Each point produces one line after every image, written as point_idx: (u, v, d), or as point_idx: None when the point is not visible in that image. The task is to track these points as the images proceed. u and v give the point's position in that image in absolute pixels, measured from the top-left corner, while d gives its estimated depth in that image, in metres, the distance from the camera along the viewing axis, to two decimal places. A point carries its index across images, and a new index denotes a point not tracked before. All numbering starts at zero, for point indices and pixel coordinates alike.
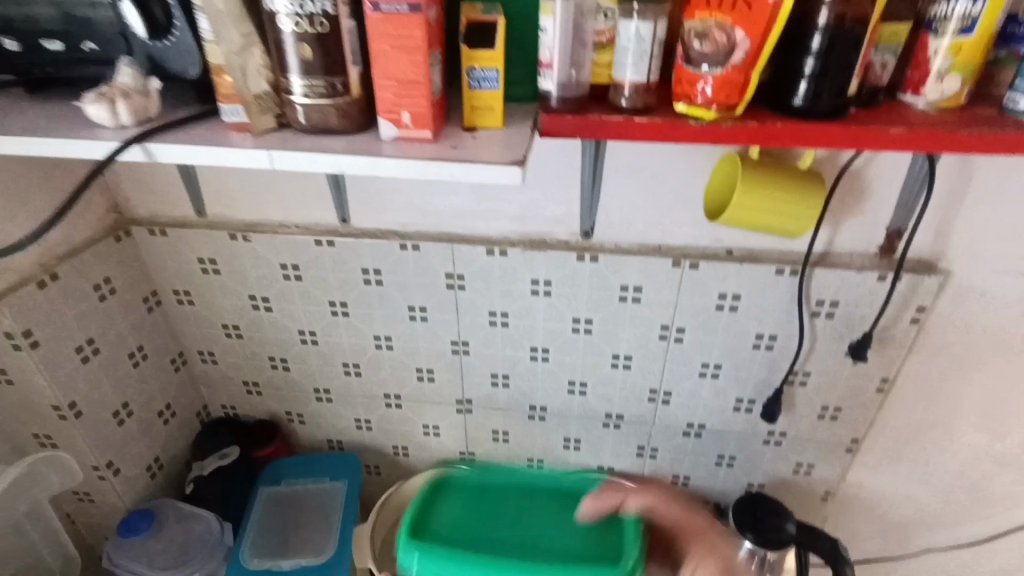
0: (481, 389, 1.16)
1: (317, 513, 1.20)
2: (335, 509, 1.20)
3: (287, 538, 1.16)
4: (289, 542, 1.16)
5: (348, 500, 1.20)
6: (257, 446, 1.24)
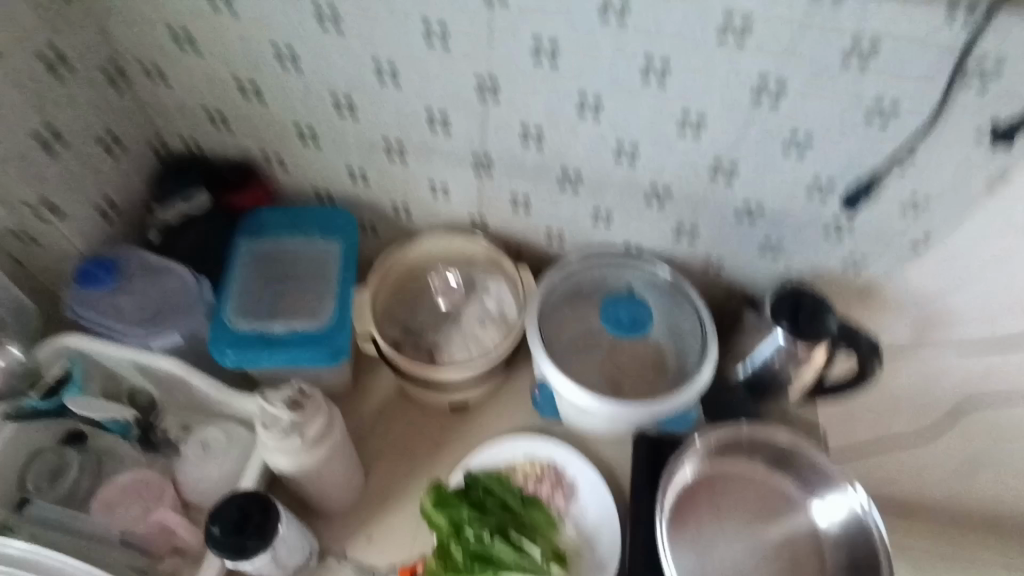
0: (506, 120, 0.71)
1: (305, 274, 0.78)
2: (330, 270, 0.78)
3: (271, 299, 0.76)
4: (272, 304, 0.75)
5: (345, 260, 0.79)
6: (234, 190, 0.80)
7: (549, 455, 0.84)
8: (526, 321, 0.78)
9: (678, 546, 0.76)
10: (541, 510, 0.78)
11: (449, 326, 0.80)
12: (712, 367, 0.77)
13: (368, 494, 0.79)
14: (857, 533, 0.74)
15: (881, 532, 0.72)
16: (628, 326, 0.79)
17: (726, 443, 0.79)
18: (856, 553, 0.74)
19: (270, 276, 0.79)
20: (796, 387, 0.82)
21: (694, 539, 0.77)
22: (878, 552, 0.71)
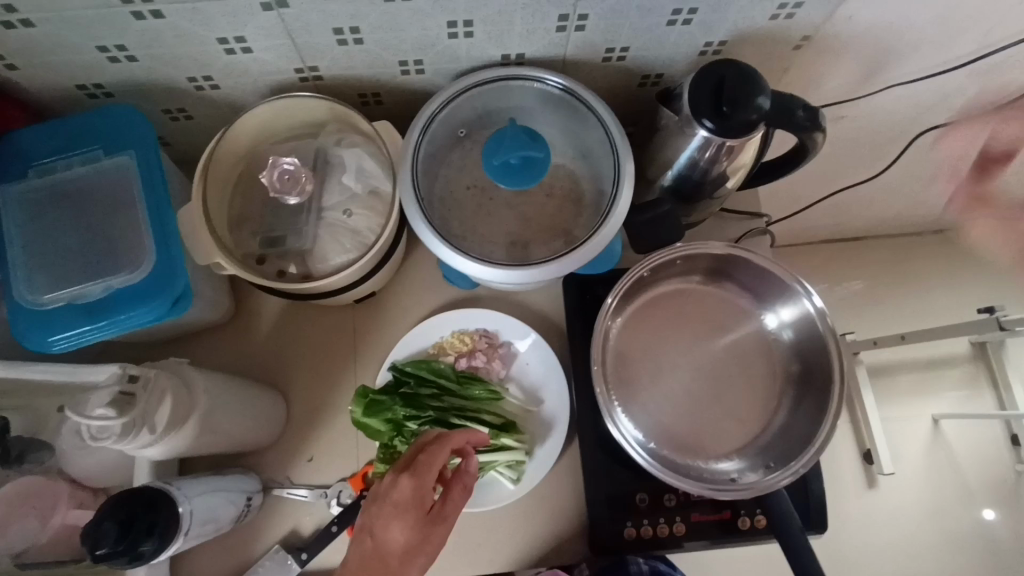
0: None
1: (103, 207, 0.58)
2: (132, 189, 0.59)
3: (67, 254, 0.57)
4: (76, 261, 0.57)
5: (149, 170, 0.59)
6: None
7: (479, 325, 0.77)
8: (402, 200, 0.63)
9: (626, 388, 0.72)
10: (479, 385, 0.74)
11: (314, 224, 0.65)
12: (631, 185, 0.64)
13: (298, 414, 0.75)
14: (808, 335, 0.69)
15: (832, 324, 0.66)
16: (521, 170, 0.60)
17: (662, 265, 0.72)
18: (805, 350, 0.70)
19: (57, 217, 0.58)
20: (734, 175, 0.71)
21: (640, 374, 0.72)
22: (828, 348, 0.66)
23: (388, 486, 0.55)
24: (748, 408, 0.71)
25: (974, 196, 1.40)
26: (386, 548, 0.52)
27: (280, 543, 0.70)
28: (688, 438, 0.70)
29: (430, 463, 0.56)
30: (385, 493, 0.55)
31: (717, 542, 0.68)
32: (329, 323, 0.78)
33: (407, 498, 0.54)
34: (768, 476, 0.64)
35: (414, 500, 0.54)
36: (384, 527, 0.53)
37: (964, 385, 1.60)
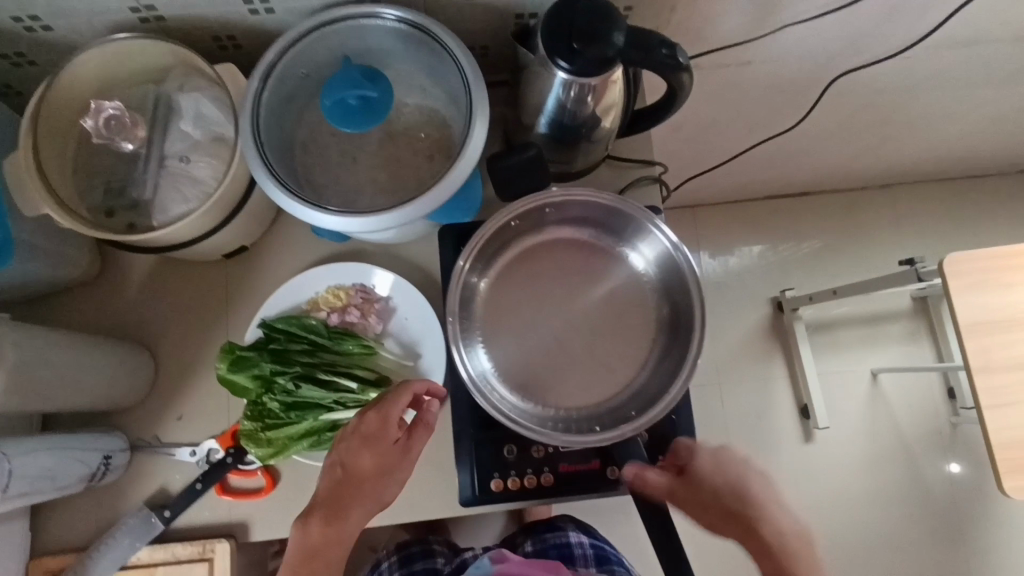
0: None
1: None
2: None
3: None
4: None
5: None
6: None
7: (355, 281, 0.74)
8: (243, 148, 0.60)
9: (497, 344, 0.70)
10: (352, 340, 0.72)
11: (154, 173, 0.62)
12: (484, 126, 0.60)
13: (168, 372, 0.73)
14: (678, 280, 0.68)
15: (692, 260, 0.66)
16: (360, 112, 0.56)
17: (531, 213, 0.69)
18: (674, 292, 0.69)
19: None
20: (608, 116, 0.67)
21: (512, 328, 0.71)
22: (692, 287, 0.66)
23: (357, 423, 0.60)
24: (620, 358, 0.70)
25: (914, 148, 1.36)
26: (358, 470, 0.60)
27: (147, 503, 0.70)
28: (560, 391, 0.69)
29: (395, 402, 0.61)
30: (354, 429, 0.60)
31: (581, 492, 0.68)
32: (200, 281, 0.75)
33: (375, 431, 0.60)
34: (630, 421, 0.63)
35: (381, 435, 0.60)
36: (355, 453, 0.59)
37: (906, 339, 1.59)
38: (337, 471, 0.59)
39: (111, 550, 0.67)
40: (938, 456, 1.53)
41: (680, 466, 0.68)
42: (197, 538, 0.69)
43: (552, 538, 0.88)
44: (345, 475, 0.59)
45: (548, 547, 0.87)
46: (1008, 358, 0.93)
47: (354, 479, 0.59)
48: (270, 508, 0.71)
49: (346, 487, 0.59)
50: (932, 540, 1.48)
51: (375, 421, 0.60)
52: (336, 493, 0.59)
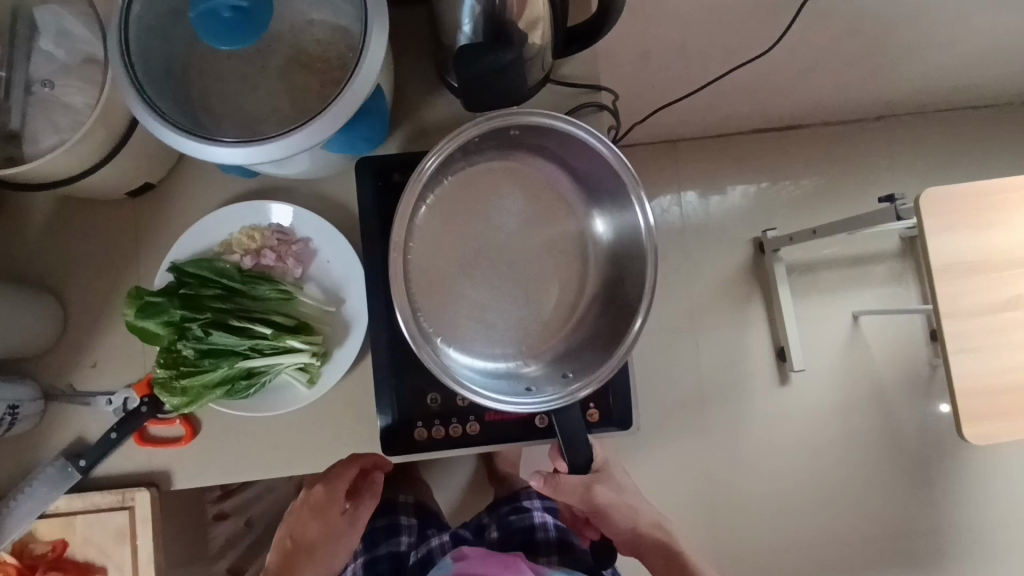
0: None
1: None
2: None
3: None
4: None
5: None
6: None
7: (272, 221, 0.69)
8: (114, 70, 0.54)
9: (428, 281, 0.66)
10: (267, 284, 0.67)
11: (19, 99, 0.55)
12: (382, 40, 0.54)
13: (79, 318, 0.70)
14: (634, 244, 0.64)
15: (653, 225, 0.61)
16: (234, 24, 0.49)
17: (494, 131, 0.63)
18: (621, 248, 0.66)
19: None
20: (536, 32, 0.60)
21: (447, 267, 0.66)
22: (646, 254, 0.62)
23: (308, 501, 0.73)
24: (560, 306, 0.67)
25: (910, 75, 1.26)
26: (307, 550, 0.74)
27: (63, 452, 0.67)
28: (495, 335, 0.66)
29: (338, 479, 0.71)
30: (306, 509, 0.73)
31: (511, 441, 0.65)
32: (108, 221, 0.70)
33: (327, 522, 0.73)
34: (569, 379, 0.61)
35: (330, 519, 0.73)
36: (304, 526, 0.74)
37: (892, 280, 1.54)
38: (286, 541, 0.74)
39: (26, 499, 0.65)
40: (917, 398, 1.50)
41: (614, 413, 0.65)
42: (116, 488, 0.67)
43: (516, 518, 0.87)
44: (290, 545, 0.73)
45: (513, 532, 0.85)
46: (980, 299, 0.89)
47: (304, 553, 0.73)
48: (191, 456, 0.68)
49: (296, 553, 0.73)
50: (904, 481, 1.48)
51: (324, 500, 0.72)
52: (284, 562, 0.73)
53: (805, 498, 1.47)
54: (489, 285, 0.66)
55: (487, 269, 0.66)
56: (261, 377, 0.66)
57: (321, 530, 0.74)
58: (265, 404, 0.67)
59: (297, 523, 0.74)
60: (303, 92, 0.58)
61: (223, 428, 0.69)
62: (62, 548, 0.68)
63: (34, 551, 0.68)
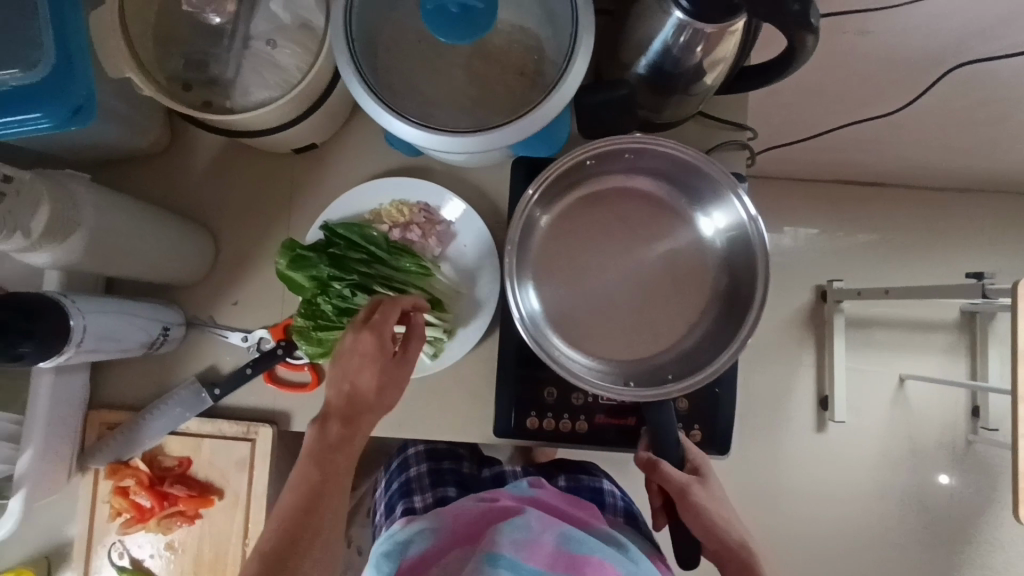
0: None
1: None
2: None
3: None
4: None
5: None
6: None
7: (421, 198, 0.73)
8: (333, 37, 0.57)
9: (546, 284, 0.69)
10: (411, 258, 0.72)
11: (238, 53, 0.59)
12: (587, 60, 0.57)
13: (225, 256, 0.73)
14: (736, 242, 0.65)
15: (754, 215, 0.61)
16: (460, 21, 0.51)
17: (615, 155, 0.66)
18: (735, 268, 0.65)
19: None
20: (711, 73, 0.63)
21: (565, 271, 0.69)
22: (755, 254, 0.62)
23: (371, 331, 0.58)
24: (665, 321, 0.69)
25: (1010, 156, 1.28)
26: (367, 407, 0.58)
27: (198, 377, 0.72)
28: (602, 338, 0.69)
29: (386, 318, 0.59)
30: (369, 343, 0.57)
31: (611, 441, 0.69)
32: (265, 170, 0.73)
33: (393, 378, 0.59)
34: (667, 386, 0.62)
35: (391, 371, 0.59)
36: (358, 372, 0.57)
37: (944, 350, 1.56)
38: (331, 411, 0.58)
39: (162, 415, 0.70)
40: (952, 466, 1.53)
41: (715, 433, 0.69)
42: (242, 419, 0.72)
43: (585, 481, 0.89)
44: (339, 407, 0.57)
45: (581, 489, 0.87)
46: None
47: (360, 415, 0.58)
48: (312, 404, 0.73)
49: (357, 411, 0.58)
50: (920, 545, 1.51)
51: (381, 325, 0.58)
52: (331, 426, 0.57)
53: (822, 544, 1.50)
54: (599, 296, 0.69)
55: (603, 275, 0.69)
56: None
57: (382, 371, 0.58)
58: None
59: (359, 352, 0.57)
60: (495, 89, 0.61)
61: None
62: (188, 464, 0.72)
63: (162, 463, 0.72)
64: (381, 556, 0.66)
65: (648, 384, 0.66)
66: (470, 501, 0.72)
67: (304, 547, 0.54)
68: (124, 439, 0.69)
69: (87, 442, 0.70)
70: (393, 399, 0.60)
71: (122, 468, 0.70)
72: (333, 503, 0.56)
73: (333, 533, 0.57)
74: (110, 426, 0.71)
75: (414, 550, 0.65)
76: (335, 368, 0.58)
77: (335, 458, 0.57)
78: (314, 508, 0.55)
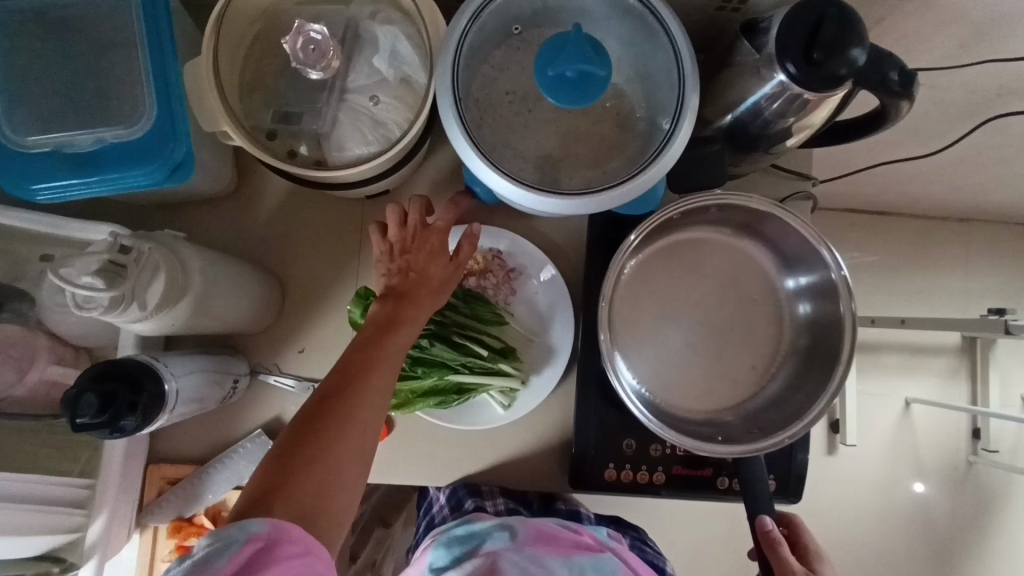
0: None
1: (103, 49, 0.52)
2: (134, 33, 0.52)
3: (55, 107, 0.52)
4: (67, 116, 0.52)
5: (154, 11, 0.52)
6: None
7: (495, 246, 0.72)
8: (437, 94, 0.56)
9: (627, 333, 0.67)
10: (487, 306, 0.71)
11: (336, 106, 0.59)
12: (691, 125, 0.56)
13: (290, 303, 0.70)
14: (825, 296, 0.63)
15: (846, 275, 0.60)
16: (578, 88, 0.52)
17: (699, 209, 0.65)
18: (822, 327, 0.64)
19: (46, 46, 0.52)
20: (797, 135, 0.63)
21: (646, 320, 0.68)
22: (843, 311, 0.60)
23: (398, 245, 0.60)
24: (744, 371, 0.68)
25: None
26: (420, 288, 0.57)
27: (263, 428, 0.69)
28: (682, 388, 0.67)
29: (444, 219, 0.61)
30: (400, 239, 0.60)
31: (685, 490, 0.68)
32: (336, 216, 0.71)
33: (425, 245, 0.59)
34: (753, 439, 0.60)
35: (420, 235, 0.59)
36: (423, 260, 0.58)
37: None
38: (372, 320, 0.54)
39: (227, 470, 0.67)
40: (992, 515, 1.43)
41: (790, 483, 0.69)
42: None
43: (650, 552, 0.73)
44: (404, 282, 0.57)
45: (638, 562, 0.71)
46: None
47: (414, 293, 0.57)
48: (383, 454, 0.72)
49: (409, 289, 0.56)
50: None
51: (407, 224, 0.60)
52: (354, 348, 0.51)
53: None
54: (679, 347, 0.68)
55: (684, 325, 0.68)
56: (468, 393, 0.70)
57: (443, 260, 0.60)
58: (462, 418, 0.71)
59: (392, 261, 0.59)
60: (590, 147, 0.60)
61: (415, 433, 0.72)
62: None
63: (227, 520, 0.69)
64: (453, 537, 0.64)
65: (733, 435, 0.63)
66: (554, 520, 0.65)
67: (344, 413, 0.47)
68: (185, 495, 0.66)
69: (145, 498, 0.67)
70: (431, 308, 0.58)
71: (185, 527, 0.67)
72: (380, 382, 0.50)
73: (371, 427, 0.49)
74: (170, 481, 0.67)
75: (490, 545, 0.62)
76: (386, 267, 0.59)
77: (383, 335, 0.52)
78: (365, 365, 0.50)
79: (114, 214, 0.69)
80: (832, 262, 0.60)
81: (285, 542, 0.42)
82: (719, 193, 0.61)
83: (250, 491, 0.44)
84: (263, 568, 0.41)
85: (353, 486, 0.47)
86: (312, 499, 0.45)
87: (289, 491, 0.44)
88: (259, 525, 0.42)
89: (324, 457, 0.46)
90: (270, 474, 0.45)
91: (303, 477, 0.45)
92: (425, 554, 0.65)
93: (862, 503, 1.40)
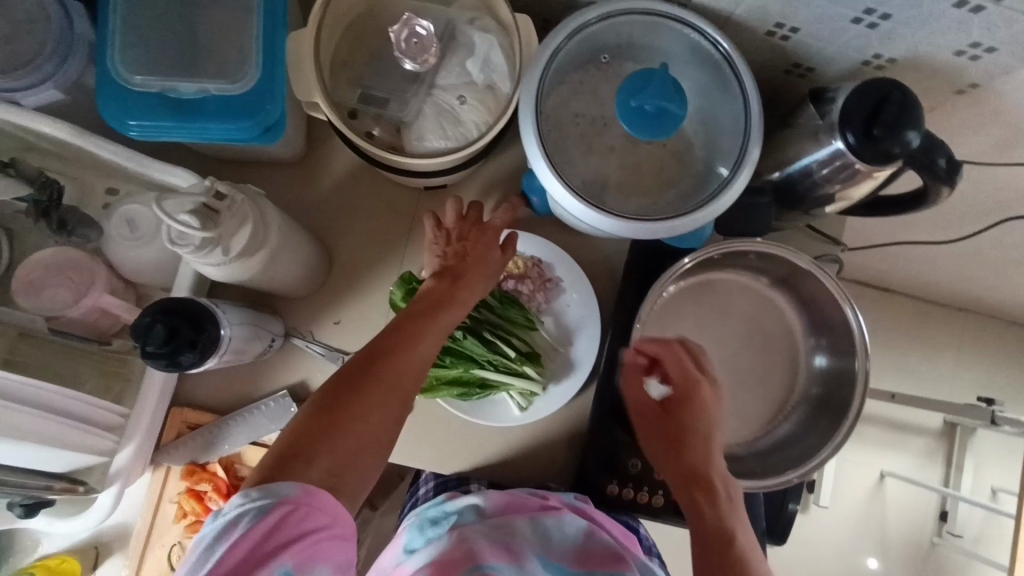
0: None
1: (218, 7, 0.56)
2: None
3: (161, 52, 0.55)
4: (171, 62, 0.55)
5: None
6: None
7: (536, 255, 0.75)
8: (519, 102, 0.59)
9: None
10: (519, 309, 0.73)
11: (422, 99, 0.62)
12: (748, 175, 0.60)
13: (334, 275, 0.73)
14: (844, 354, 0.66)
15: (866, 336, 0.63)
16: (654, 122, 0.55)
17: (738, 255, 0.69)
18: (835, 382, 0.67)
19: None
20: (836, 203, 0.68)
21: None
22: (857, 371, 0.64)
23: (455, 232, 0.63)
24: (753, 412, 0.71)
25: None
26: (473, 268, 0.60)
27: (288, 390, 0.70)
28: None
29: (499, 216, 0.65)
30: (457, 227, 0.63)
31: (680, 517, 0.70)
32: (392, 200, 0.74)
33: (481, 236, 0.62)
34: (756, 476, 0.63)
35: (477, 226, 0.63)
36: (478, 249, 0.61)
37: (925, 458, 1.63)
38: (424, 294, 0.57)
39: (247, 423, 0.69)
40: None
41: (778, 527, 0.72)
42: None
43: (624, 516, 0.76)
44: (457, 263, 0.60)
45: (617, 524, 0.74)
46: None
47: (468, 272, 0.59)
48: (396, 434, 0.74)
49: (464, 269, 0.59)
50: None
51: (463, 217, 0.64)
52: (404, 317, 0.54)
53: None
54: None
55: None
56: (489, 390, 0.72)
57: (496, 254, 0.62)
58: (480, 412, 0.73)
59: (449, 245, 0.62)
60: (650, 179, 0.63)
61: (430, 419, 0.74)
62: None
63: (239, 472, 0.71)
64: (425, 519, 0.67)
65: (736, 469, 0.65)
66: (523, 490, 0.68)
67: (389, 377, 0.50)
68: (203, 441, 0.68)
69: (164, 438, 0.69)
70: (482, 289, 0.60)
71: (198, 472, 0.70)
72: (425, 353, 0.53)
73: (410, 396, 0.51)
74: (190, 426, 0.69)
75: (459, 522, 0.64)
76: (441, 249, 0.62)
77: (434, 310, 0.55)
78: (413, 336, 0.52)
79: (184, 161, 0.71)
80: (854, 323, 0.64)
81: (311, 505, 0.45)
82: (762, 242, 0.64)
83: (290, 442, 0.47)
84: (289, 531, 0.44)
85: (383, 451, 0.50)
86: (345, 459, 0.47)
87: (326, 447, 0.47)
88: (289, 489, 0.44)
89: (365, 419, 0.48)
90: (309, 431, 0.47)
91: (342, 437, 0.47)
92: (401, 536, 0.67)
93: (823, 561, 1.42)
